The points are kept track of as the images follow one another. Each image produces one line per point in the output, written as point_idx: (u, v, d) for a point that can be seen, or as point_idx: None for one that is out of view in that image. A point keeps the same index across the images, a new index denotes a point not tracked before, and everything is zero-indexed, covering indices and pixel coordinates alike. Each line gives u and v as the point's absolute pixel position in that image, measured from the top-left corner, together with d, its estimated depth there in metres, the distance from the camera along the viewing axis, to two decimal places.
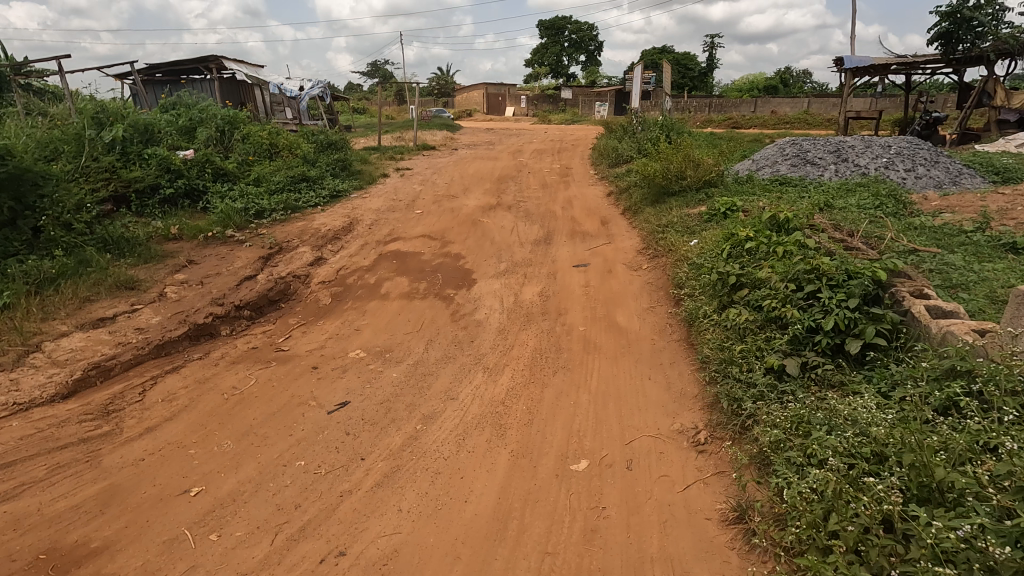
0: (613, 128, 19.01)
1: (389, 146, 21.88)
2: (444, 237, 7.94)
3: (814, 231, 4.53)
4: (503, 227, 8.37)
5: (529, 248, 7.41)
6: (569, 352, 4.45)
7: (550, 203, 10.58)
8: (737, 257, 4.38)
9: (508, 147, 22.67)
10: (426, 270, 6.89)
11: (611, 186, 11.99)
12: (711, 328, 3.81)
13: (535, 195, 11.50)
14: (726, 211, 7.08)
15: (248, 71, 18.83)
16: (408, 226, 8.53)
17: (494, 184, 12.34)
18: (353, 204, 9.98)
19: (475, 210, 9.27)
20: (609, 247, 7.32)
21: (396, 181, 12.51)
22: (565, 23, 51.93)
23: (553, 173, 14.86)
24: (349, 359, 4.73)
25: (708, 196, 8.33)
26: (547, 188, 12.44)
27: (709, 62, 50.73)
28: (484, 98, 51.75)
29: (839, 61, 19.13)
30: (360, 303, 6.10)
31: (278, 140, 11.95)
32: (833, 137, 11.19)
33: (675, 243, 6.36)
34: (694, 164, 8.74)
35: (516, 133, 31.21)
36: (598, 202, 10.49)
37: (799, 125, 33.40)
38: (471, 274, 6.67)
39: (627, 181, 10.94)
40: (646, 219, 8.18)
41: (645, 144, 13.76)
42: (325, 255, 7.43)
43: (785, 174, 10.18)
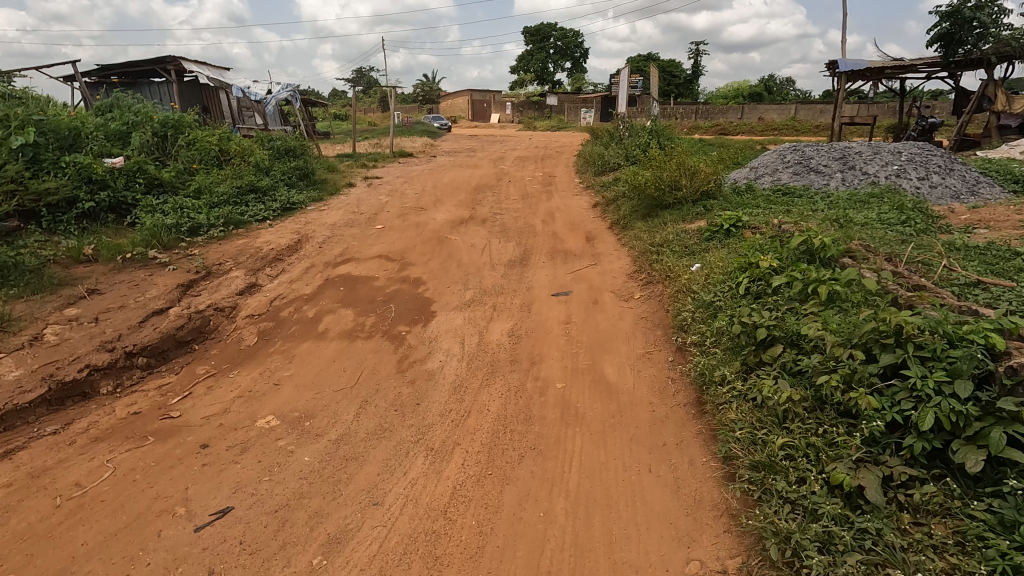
0: (599, 135, 18.08)
1: (364, 154, 20.73)
2: (404, 258, 6.84)
3: (857, 261, 3.55)
4: (474, 245, 7.30)
5: (502, 271, 6.34)
6: (541, 423, 3.36)
7: (529, 216, 9.53)
8: (761, 297, 3.38)
9: (490, 154, 21.67)
10: (377, 300, 5.80)
11: (597, 197, 10.95)
12: (734, 400, 2.78)
13: (513, 207, 10.46)
14: (730, 228, 6.08)
15: (210, 74, 17.60)
16: (364, 244, 7.43)
17: (469, 195, 11.26)
18: (307, 218, 8.84)
19: (444, 225, 8.18)
20: (595, 270, 6.27)
21: (362, 191, 11.39)
22: (551, 30, 51.26)
23: (535, 182, 13.85)
24: (254, 431, 3.61)
25: (707, 210, 7.33)
26: (528, 199, 11.40)
27: (695, 69, 50.37)
28: (469, 104, 50.76)
29: (832, 65, 18.37)
30: (290, 345, 4.98)
31: (229, 146, 10.76)
32: (838, 142, 10.28)
33: (673, 267, 5.32)
34: (690, 172, 7.76)
35: (500, 140, 30.22)
36: (583, 215, 9.45)
37: (787, 131, 32.81)
38: (429, 306, 5.59)
39: (616, 191, 9.92)
40: (636, 236, 7.16)
41: (633, 151, 12.81)
42: (260, 281, 6.29)
43: (787, 184, 9.24)
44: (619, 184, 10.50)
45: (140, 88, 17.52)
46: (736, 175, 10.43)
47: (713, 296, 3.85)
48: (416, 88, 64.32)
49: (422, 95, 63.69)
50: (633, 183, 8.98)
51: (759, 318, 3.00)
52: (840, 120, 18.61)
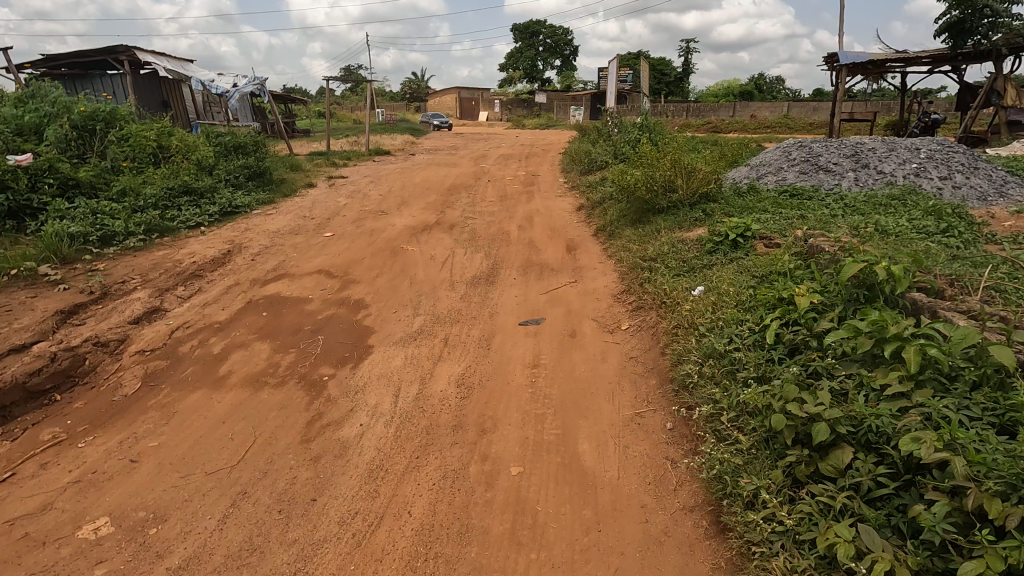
0: (587, 132, 17.00)
1: (338, 152, 19.46)
2: (348, 275, 5.70)
3: (925, 296, 2.68)
4: (433, 257, 6.18)
5: (461, 292, 5.22)
6: (482, 544, 2.31)
7: (505, 221, 8.40)
8: (805, 357, 2.49)
9: (473, 152, 20.52)
10: (304, 330, 4.67)
11: (582, 199, 9.84)
12: (779, 543, 1.95)
13: (489, 210, 9.36)
14: (738, 239, 5.03)
15: (167, 65, 16.26)
16: (304, 257, 6.27)
17: (440, 197, 10.13)
18: (248, 224, 7.68)
19: (403, 232, 7.04)
20: (574, 290, 5.18)
21: (321, 192, 10.21)
22: (540, 26, 50.12)
23: (516, 182, 12.73)
24: (69, 549, 2.49)
25: (708, 215, 6.25)
26: (506, 200, 10.29)
27: (686, 67, 49.52)
28: (456, 102, 49.45)
29: (832, 58, 17.39)
30: (175, 395, 3.85)
31: (169, 142, 9.54)
32: (849, 137, 9.27)
33: (670, 288, 4.27)
34: (687, 171, 6.69)
35: (487, 138, 29.05)
36: (566, 220, 8.35)
37: (782, 129, 31.89)
38: (366, 339, 4.47)
39: (603, 193, 8.81)
40: (624, 247, 6.10)
41: (623, 148, 11.74)
42: (165, 305, 5.14)
43: (794, 184, 8.24)
44: (606, 184, 9.42)
45: (90, 80, 16.11)
46: (735, 175, 9.40)
47: (731, 338, 2.91)
48: (404, 86, 62.83)
49: (410, 94, 62.31)
50: (623, 183, 7.88)
51: (812, 406, 2.12)
52: (841, 116, 17.64)
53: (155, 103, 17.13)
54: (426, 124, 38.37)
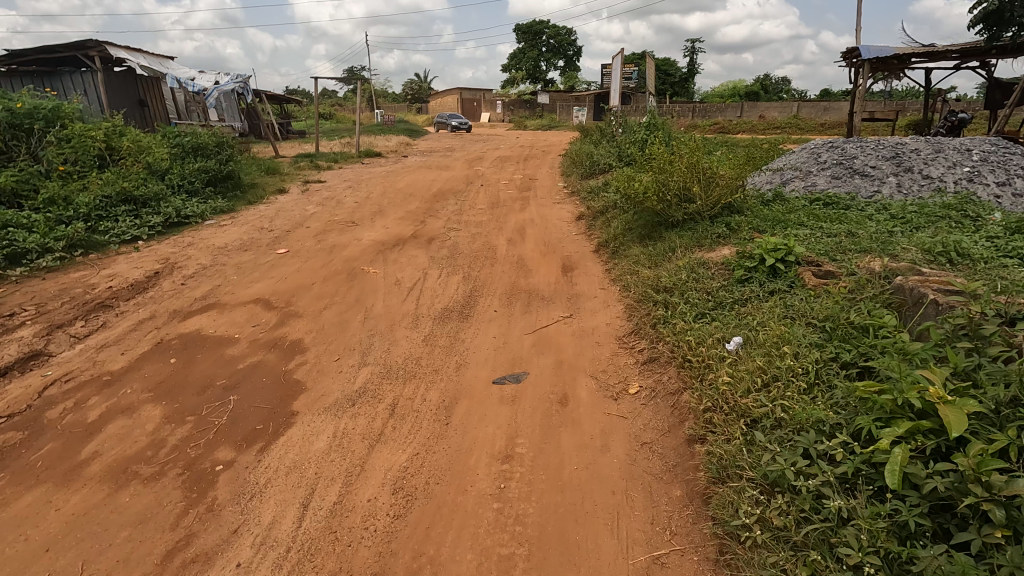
0: (589, 132, 15.92)
1: (326, 154, 18.38)
2: (289, 306, 4.61)
3: None
4: (399, 281, 5.08)
5: (426, 331, 4.12)
6: None
7: (493, 234, 7.30)
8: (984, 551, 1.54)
9: (470, 154, 19.46)
10: (215, 387, 3.58)
11: (582, 208, 8.72)
12: None
13: (476, 219, 8.29)
14: (778, 265, 3.95)
15: (141, 62, 15.25)
16: (243, 282, 5.19)
17: (424, 204, 9.03)
18: (193, 239, 6.61)
19: (368, 249, 5.94)
20: (568, 330, 4.08)
21: (291, 199, 9.13)
22: (543, 26, 49.03)
23: (511, 187, 11.67)
24: None
25: (733, 231, 5.15)
26: (497, 208, 9.22)
27: (691, 67, 48.44)
28: (458, 102, 48.40)
29: (851, 53, 16.27)
30: (8, 492, 2.76)
31: (119, 143, 8.48)
32: (887, 136, 8.16)
33: (696, 337, 3.20)
34: (707, 177, 5.58)
35: (487, 139, 28.01)
36: (563, 233, 7.23)
37: (793, 129, 30.71)
38: (289, 402, 3.38)
39: (607, 201, 7.68)
40: (631, 271, 5.02)
41: (627, 149, 10.66)
42: (52, 347, 4.06)
43: (826, 191, 7.13)
44: (610, 191, 8.30)
45: (58, 77, 15.09)
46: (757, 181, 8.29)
47: (816, 469, 1.91)
48: (406, 87, 62.05)
49: (410, 95, 61.35)
50: (629, 189, 6.76)
51: None
52: (861, 115, 16.48)
53: (131, 101, 16.07)
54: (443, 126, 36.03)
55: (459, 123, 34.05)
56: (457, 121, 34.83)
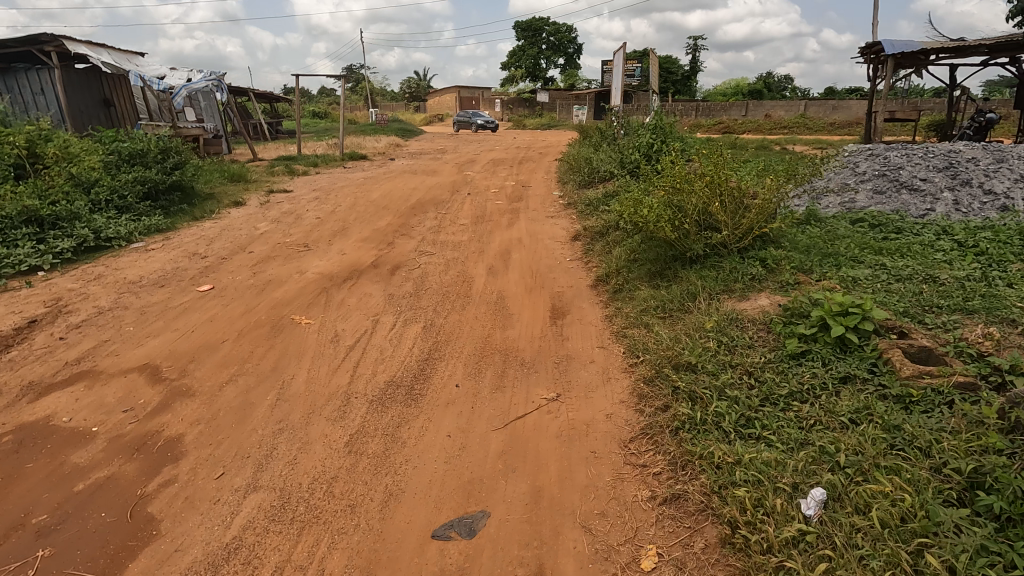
0: (588, 134, 14.76)
1: (308, 157, 17.21)
2: (181, 378, 3.44)
3: None
4: (337, 338, 3.91)
5: (355, 425, 2.96)
6: None
7: (471, 260, 6.12)
8: None
9: (462, 156, 18.28)
10: (24, 530, 2.41)
11: (580, 225, 7.53)
12: None
13: (454, 239, 7.14)
14: (849, 336, 2.81)
15: (103, 59, 14.08)
16: (136, 336, 4.01)
17: (396, 221, 7.84)
18: (104, 269, 5.44)
19: (310, 287, 4.76)
20: (551, 423, 2.92)
21: (245, 213, 7.94)
22: (543, 24, 47.74)
23: (501, 196, 10.51)
24: None
25: (771, 271, 4.00)
26: (481, 223, 8.07)
27: (693, 65, 47.24)
28: (456, 101, 47.12)
29: (869, 48, 15.09)
30: None
31: (43, 150, 7.31)
32: (936, 144, 7.00)
33: (747, 480, 2.15)
34: (735, 198, 4.41)
35: (482, 139, 26.81)
36: (556, 260, 6.06)
37: (801, 129, 29.48)
38: (122, 566, 2.21)
39: (609, 220, 6.49)
40: (640, 326, 3.87)
41: (630, 155, 9.50)
42: None
43: (869, 209, 5.97)
44: (613, 207, 7.13)
45: (13, 74, 13.93)
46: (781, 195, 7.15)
47: None
48: (404, 86, 60.93)
49: (408, 94, 60.07)
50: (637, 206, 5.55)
51: None
52: (881, 116, 15.27)
53: (95, 101, 14.95)
54: (467, 117, 31.64)
55: (485, 121, 31.11)
56: (479, 117, 31.09)
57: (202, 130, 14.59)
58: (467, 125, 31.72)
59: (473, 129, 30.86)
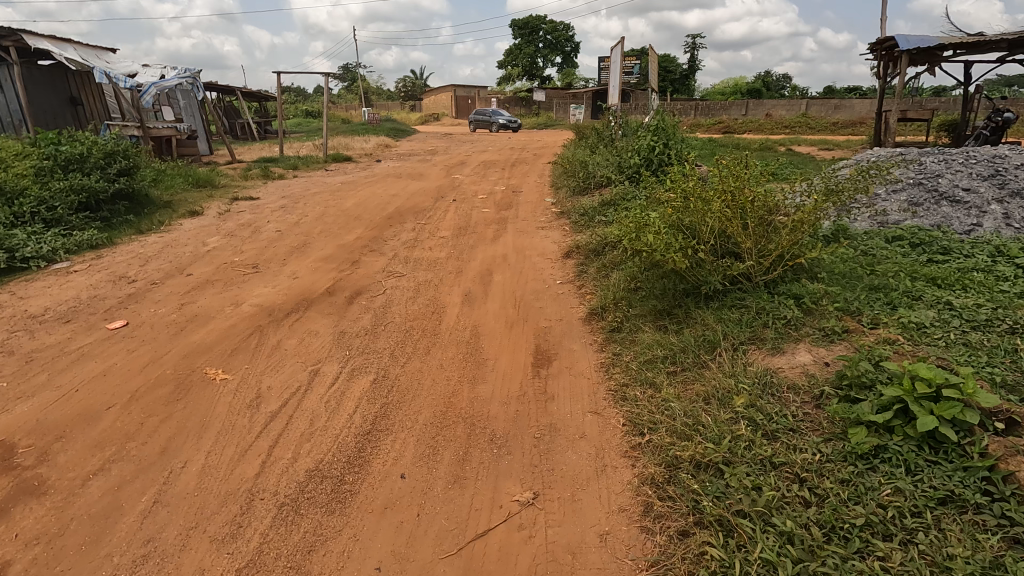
0: (583, 135, 13.92)
1: (289, 159, 16.34)
2: (36, 467, 2.58)
3: None
4: (258, 401, 3.06)
5: (249, 552, 2.12)
6: None
7: (446, 284, 5.26)
8: None
9: (452, 158, 17.44)
10: None
11: (572, 239, 6.69)
12: None
13: (429, 256, 6.30)
14: (945, 431, 1.97)
15: (68, 55, 13.19)
16: (3, 397, 3.15)
17: (368, 234, 6.99)
18: (6, 298, 4.59)
19: (240, 326, 3.90)
20: (523, 551, 2.10)
21: (198, 226, 7.08)
22: (540, 22, 46.85)
23: (488, 202, 9.67)
24: None
25: (809, 312, 3.18)
26: (462, 236, 7.23)
27: (692, 64, 46.44)
28: (451, 100, 46.22)
29: (880, 44, 14.28)
30: None
31: None
32: (978, 149, 6.18)
33: None
34: (762, 216, 3.57)
35: (476, 139, 25.97)
36: (544, 284, 5.22)
37: (803, 128, 28.68)
38: None
39: (606, 235, 5.65)
40: (647, 387, 3.03)
41: (628, 159, 8.68)
42: None
43: (906, 224, 5.15)
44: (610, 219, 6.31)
45: None
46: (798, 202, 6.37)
47: None
48: (399, 86, 60.02)
49: (403, 93, 59.17)
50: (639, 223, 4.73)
51: None
52: (893, 115, 14.46)
53: (60, 100, 14.18)
54: (490, 118, 29.65)
55: (507, 120, 29.29)
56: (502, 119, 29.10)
57: (173, 129, 13.74)
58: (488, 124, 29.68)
59: (494, 129, 28.97)
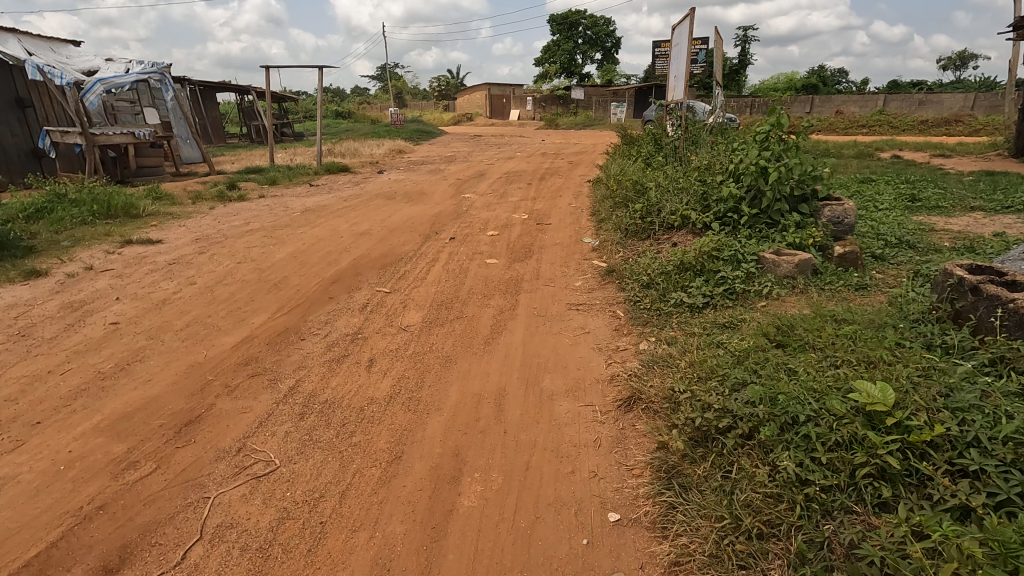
0: (634, 143, 10.73)
1: (276, 169, 13.66)
2: None
3: None
4: None
5: None
6: None
7: (351, 524, 2.23)
8: None
9: (471, 167, 14.48)
10: None
11: (638, 354, 3.58)
12: None
13: (359, 390, 3.29)
14: None
15: None
16: None
17: (273, 329, 4.03)
18: None
19: None
20: None
21: (2, 305, 4.26)
22: (579, 17, 43.42)
23: (497, 245, 6.64)
24: None
25: None
26: (437, 327, 4.21)
27: (744, 58, 42.31)
28: (485, 99, 43.38)
29: None
30: None
31: None
32: None
33: None
34: None
35: (505, 143, 22.97)
36: (582, 536, 2.15)
37: (887, 128, 24.45)
38: None
39: (735, 382, 2.52)
40: None
41: (718, 184, 5.50)
42: None
43: None
44: (731, 340, 3.21)
45: None
46: None
47: None
48: (432, 85, 57.74)
49: (436, 93, 56.80)
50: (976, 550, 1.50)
51: None
52: None
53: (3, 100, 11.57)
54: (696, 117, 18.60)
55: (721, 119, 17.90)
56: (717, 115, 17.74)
57: (127, 135, 11.26)
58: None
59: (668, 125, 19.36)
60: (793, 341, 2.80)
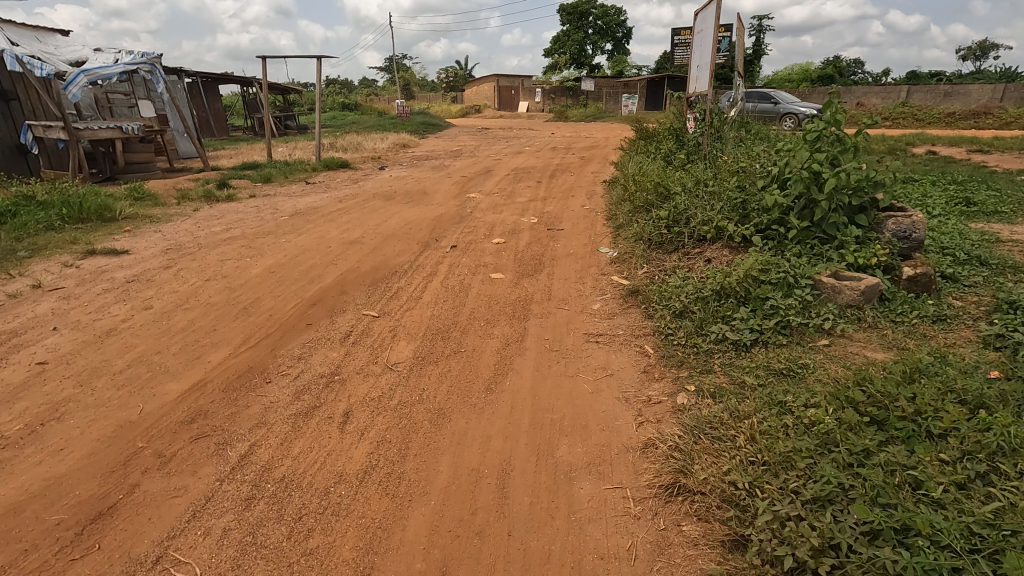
0: (653, 138, 9.95)
1: (273, 165, 13.01)
2: None
3: None
4: None
5: None
6: None
7: None
8: None
9: (478, 163, 13.75)
10: None
11: (678, 411, 2.89)
12: None
13: (325, 459, 2.63)
14: None
15: None
16: None
17: (233, 369, 3.36)
18: None
19: None
20: None
21: None
22: (590, 6, 42.33)
23: (503, 254, 5.94)
24: None
25: None
26: (430, 367, 3.53)
27: (759, 49, 41.10)
28: (494, 91, 42.62)
29: None
30: None
31: None
32: None
33: None
34: None
35: (512, 136, 22.16)
36: None
37: (911, 121, 23.39)
38: None
39: (834, 494, 1.88)
40: None
41: (759, 191, 4.76)
42: None
43: None
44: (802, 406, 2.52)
45: None
46: None
47: None
48: (440, 77, 56.87)
49: (444, 84, 55.94)
50: None
51: None
52: None
53: None
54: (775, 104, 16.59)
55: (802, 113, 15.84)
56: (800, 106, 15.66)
57: (114, 130, 10.64)
58: (767, 116, 16.96)
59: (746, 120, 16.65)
60: (896, 429, 2.12)
